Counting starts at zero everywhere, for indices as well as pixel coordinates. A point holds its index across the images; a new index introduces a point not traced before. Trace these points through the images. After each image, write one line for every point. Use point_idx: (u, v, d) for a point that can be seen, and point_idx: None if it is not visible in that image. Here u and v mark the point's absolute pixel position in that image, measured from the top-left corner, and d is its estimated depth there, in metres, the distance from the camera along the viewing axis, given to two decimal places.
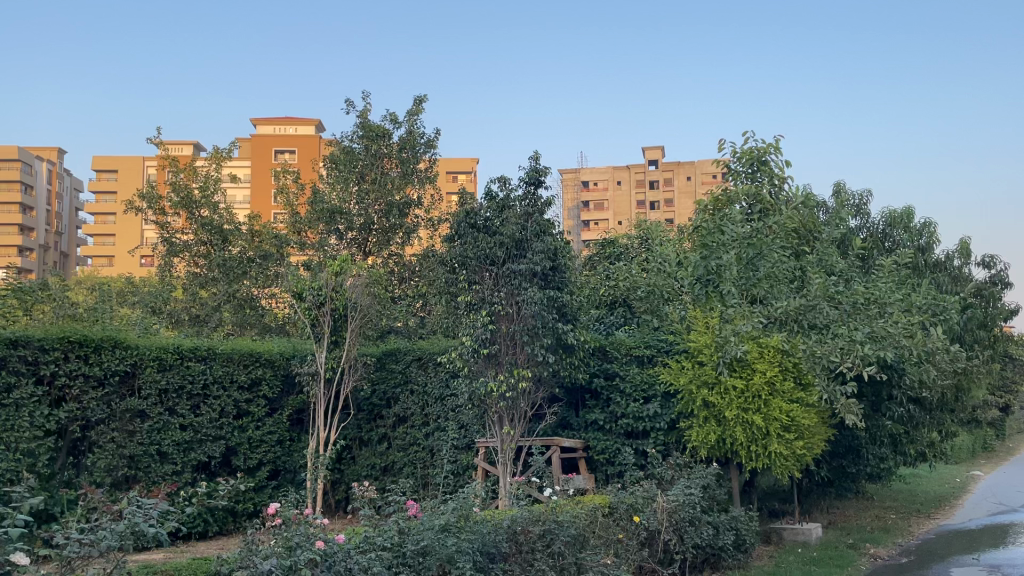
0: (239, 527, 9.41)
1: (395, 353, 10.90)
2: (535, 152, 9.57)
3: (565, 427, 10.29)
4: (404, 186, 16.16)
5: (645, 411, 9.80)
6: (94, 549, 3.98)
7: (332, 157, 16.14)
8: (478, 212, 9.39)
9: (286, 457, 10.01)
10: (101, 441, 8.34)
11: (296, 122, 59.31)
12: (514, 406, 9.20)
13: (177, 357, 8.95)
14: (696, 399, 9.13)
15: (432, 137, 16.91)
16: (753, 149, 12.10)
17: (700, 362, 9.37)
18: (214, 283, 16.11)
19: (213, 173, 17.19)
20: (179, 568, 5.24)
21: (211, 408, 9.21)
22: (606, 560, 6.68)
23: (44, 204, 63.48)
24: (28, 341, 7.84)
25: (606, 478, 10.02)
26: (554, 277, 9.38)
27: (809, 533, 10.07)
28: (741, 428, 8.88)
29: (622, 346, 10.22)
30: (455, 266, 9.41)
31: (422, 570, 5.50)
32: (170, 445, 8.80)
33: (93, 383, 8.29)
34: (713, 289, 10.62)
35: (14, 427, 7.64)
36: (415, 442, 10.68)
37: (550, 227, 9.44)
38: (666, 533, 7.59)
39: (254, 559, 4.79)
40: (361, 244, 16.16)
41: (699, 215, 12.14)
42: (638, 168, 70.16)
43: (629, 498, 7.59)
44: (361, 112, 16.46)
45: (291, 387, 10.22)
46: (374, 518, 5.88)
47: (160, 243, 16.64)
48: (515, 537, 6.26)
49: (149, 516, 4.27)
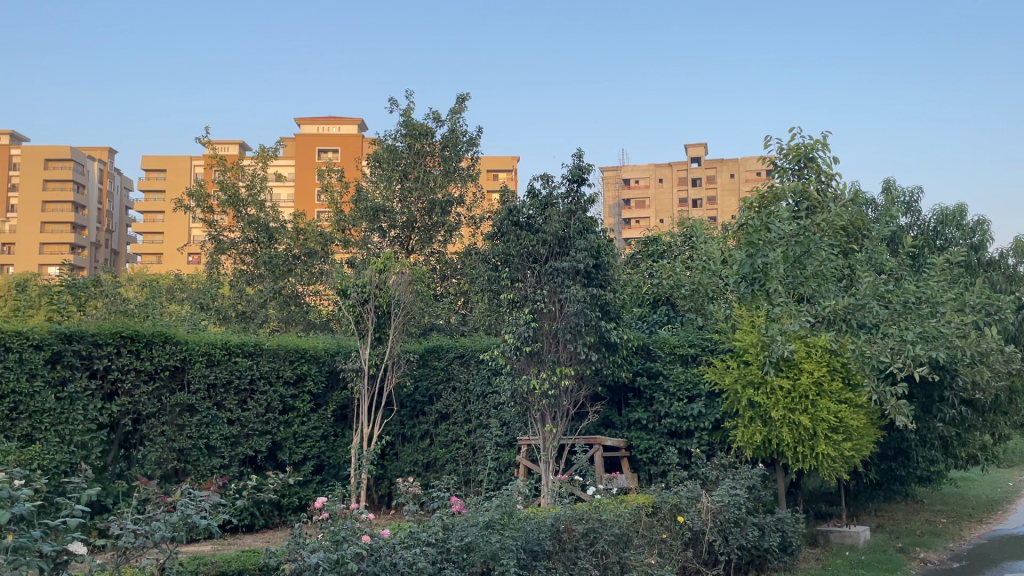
0: (284, 520, 9.58)
1: (438, 349, 10.93)
2: (578, 149, 9.55)
3: (608, 426, 10.28)
4: (446, 184, 16.22)
5: (689, 411, 9.74)
6: (148, 540, 4.06)
7: (375, 155, 16.25)
8: (521, 210, 9.40)
9: (330, 453, 10.15)
10: (151, 434, 8.49)
11: (339, 122, 59.77)
12: (557, 404, 9.18)
13: (225, 353, 9.11)
14: (741, 399, 9.06)
15: (474, 136, 16.90)
16: (800, 146, 11.90)
17: (746, 362, 9.27)
18: (260, 281, 16.37)
19: (259, 172, 17.53)
20: (228, 561, 5.31)
21: (258, 403, 9.38)
22: (649, 560, 6.64)
23: (95, 203, 65.15)
24: (82, 336, 8.02)
25: (649, 478, 9.98)
26: (597, 275, 9.33)
27: (857, 537, 9.90)
28: (787, 428, 8.76)
29: (666, 344, 10.10)
30: (498, 264, 9.42)
31: (466, 566, 5.52)
32: (218, 439, 8.96)
33: (144, 378, 8.46)
34: (759, 288, 10.48)
35: (69, 420, 7.83)
36: (457, 439, 10.72)
37: (594, 224, 9.40)
38: (710, 534, 7.51)
39: (302, 552, 4.84)
40: (404, 242, 16.20)
41: (744, 213, 11.97)
42: (680, 165, 69.55)
43: (673, 498, 7.52)
44: (405, 111, 16.54)
45: (335, 382, 10.35)
46: (419, 514, 5.97)
47: (208, 241, 16.99)
48: (558, 535, 6.20)
49: (202, 509, 4.33)
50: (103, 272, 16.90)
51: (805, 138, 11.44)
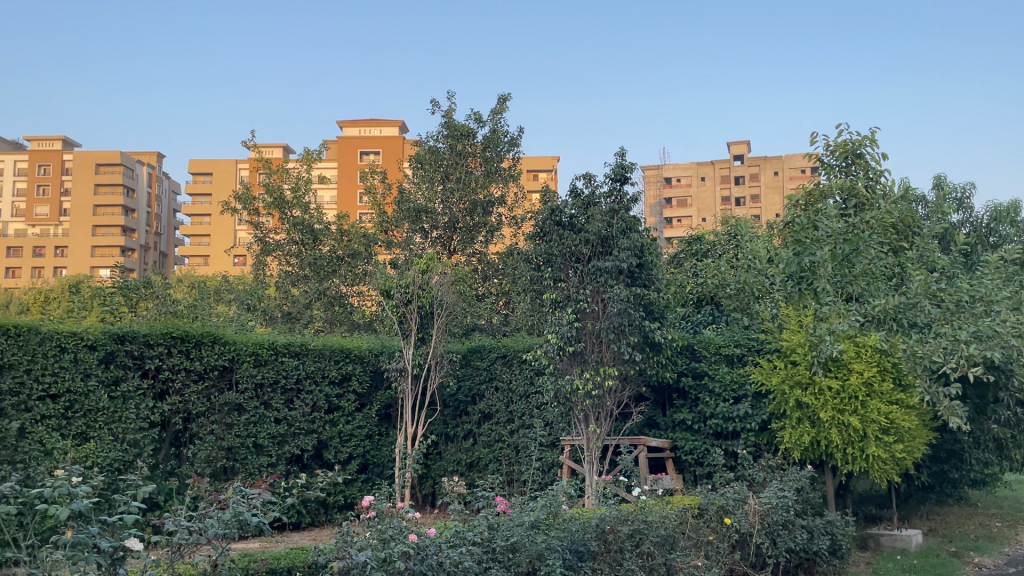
0: (330, 519, 9.68)
1: (480, 350, 10.94)
2: (620, 148, 9.51)
3: (652, 427, 10.21)
4: (488, 184, 16.23)
5: (735, 412, 9.60)
6: (201, 537, 4.14)
7: (417, 157, 16.36)
8: (563, 210, 9.37)
9: (374, 452, 10.23)
10: (201, 433, 8.65)
11: (380, 124, 60.15)
12: (600, 404, 9.14)
13: (272, 353, 9.25)
14: (789, 399, 8.92)
15: (516, 136, 16.89)
16: (847, 142, 11.69)
17: (793, 362, 9.13)
18: (305, 282, 16.56)
19: (303, 175, 17.80)
20: (278, 558, 5.37)
21: (304, 402, 9.50)
22: (696, 562, 6.59)
23: (145, 207, 66.62)
24: (134, 336, 8.19)
25: (694, 479, 9.89)
26: (640, 275, 9.27)
27: (909, 540, 9.71)
28: (837, 429, 8.60)
29: (711, 344, 10.00)
30: (541, 263, 9.41)
31: (512, 566, 5.53)
32: (266, 437, 9.09)
33: (194, 377, 8.61)
34: (807, 287, 10.36)
35: (122, 419, 7.99)
36: (500, 439, 10.73)
37: (637, 223, 9.33)
38: (758, 537, 7.42)
39: (349, 551, 4.87)
40: (446, 242, 16.25)
41: (790, 210, 11.78)
42: (723, 163, 68.85)
43: (719, 500, 7.48)
44: (446, 112, 16.61)
45: (379, 382, 10.43)
46: (464, 513, 5.99)
47: (254, 243, 17.29)
48: (604, 535, 6.17)
49: (253, 506, 4.40)
50: (154, 274, 17.28)
51: (853, 134, 11.29)
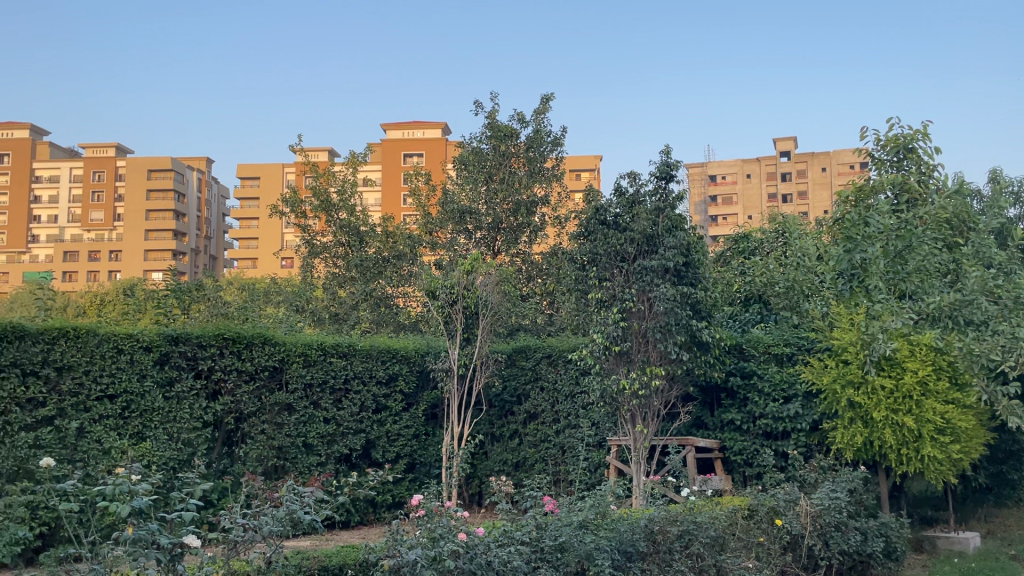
0: (378, 518, 9.79)
1: (525, 350, 10.94)
2: (665, 146, 9.43)
3: (700, 427, 10.13)
4: (531, 184, 16.22)
5: (786, 412, 9.47)
6: (257, 534, 4.22)
7: (461, 158, 16.45)
8: (608, 209, 9.31)
9: (421, 451, 10.31)
10: (253, 432, 8.80)
11: (424, 126, 60.51)
12: (647, 404, 9.07)
13: (322, 353, 9.39)
14: (841, 399, 8.75)
15: (559, 136, 16.86)
16: (898, 136, 11.46)
17: (845, 362, 8.97)
18: (352, 283, 16.73)
19: (349, 177, 18.00)
20: (330, 556, 5.42)
21: (352, 402, 9.64)
22: (747, 564, 6.54)
23: (195, 211, 68.05)
24: (187, 338, 8.35)
25: (744, 480, 9.77)
26: (687, 274, 9.17)
27: (966, 543, 9.49)
28: (890, 430, 8.41)
29: (760, 343, 9.88)
30: (586, 263, 9.39)
31: (560, 565, 5.52)
32: (315, 437, 9.24)
33: (245, 378, 8.76)
34: (858, 284, 10.18)
35: (177, 418, 8.16)
36: (546, 439, 10.71)
37: (683, 222, 9.24)
38: (810, 538, 7.30)
39: (400, 549, 4.90)
40: (490, 243, 16.29)
41: (839, 206, 11.57)
42: (769, 160, 67.99)
43: (770, 501, 7.38)
44: (489, 112, 16.65)
45: (426, 382, 10.51)
46: (512, 512, 5.98)
47: (302, 245, 17.56)
48: (652, 536, 6.14)
49: (306, 504, 4.47)
50: (206, 276, 17.63)
51: (904, 128, 11.76)
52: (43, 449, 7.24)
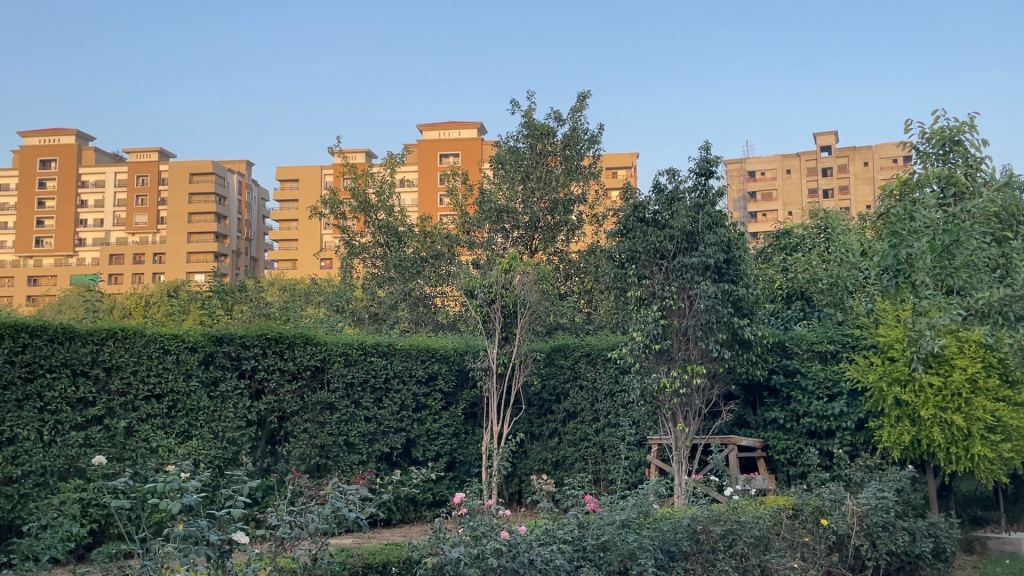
0: (419, 516, 9.84)
1: (564, 349, 10.91)
2: (705, 142, 9.34)
3: (742, 426, 10.00)
4: (568, 182, 16.18)
5: (830, 410, 9.32)
6: (303, 531, 4.27)
7: (498, 157, 16.48)
8: (647, 206, 9.25)
9: (461, 450, 10.34)
10: (296, 431, 8.91)
11: (460, 126, 60.71)
12: (689, 402, 8.98)
13: (362, 353, 9.48)
14: (887, 397, 8.58)
15: (596, 133, 16.79)
16: (944, 129, 11.23)
17: (891, 359, 8.80)
18: (391, 283, 16.84)
19: (387, 178, 18.11)
20: (374, 553, 5.45)
21: (393, 401, 9.71)
22: (793, 564, 6.44)
23: (236, 214, 69.09)
24: (231, 338, 8.47)
25: (788, 480, 9.65)
26: (728, 270, 9.05)
27: (1019, 545, 9.23)
28: (939, 428, 8.23)
29: (803, 341, 9.73)
30: (625, 261, 9.35)
31: (603, 565, 5.51)
32: (357, 436, 9.33)
33: (288, 377, 8.88)
34: (904, 280, 9.99)
35: (221, 417, 8.28)
36: (586, 438, 10.67)
37: (723, 218, 9.11)
38: (857, 538, 7.18)
39: (443, 546, 4.92)
40: (527, 242, 16.28)
41: (884, 201, 11.37)
42: (809, 154, 67.02)
43: (815, 501, 7.28)
44: (526, 111, 16.63)
45: (464, 380, 10.54)
46: (553, 511, 5.95)
47: (342, 246, 17.73)
48: (695, 536, 6.08)
49: (351, 502, 4.53)
50: (248, 277, 17.88)
51: (947, 120, 12.09)
52: (92, 448, 7.39)
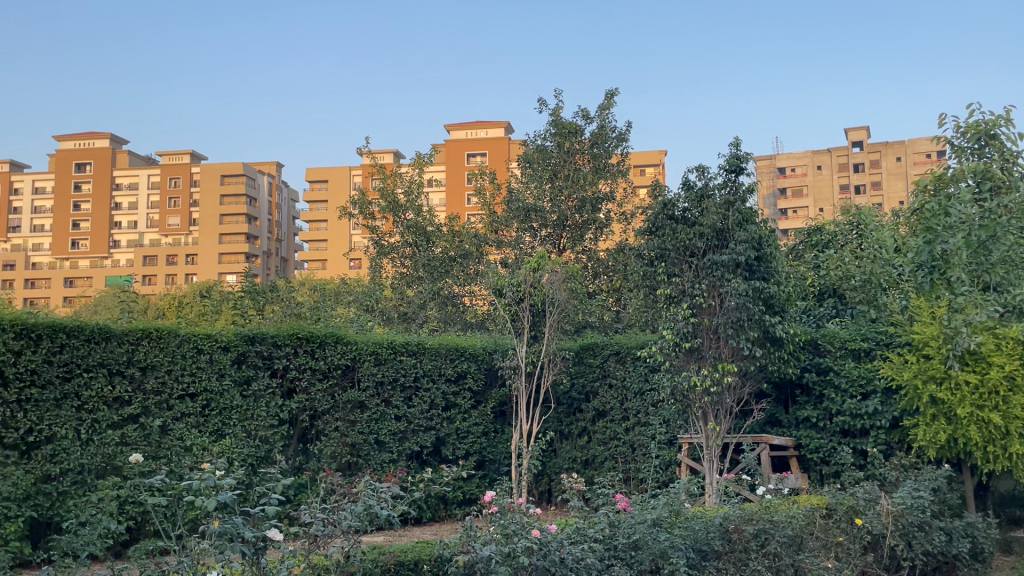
0: (450, 514, 9.88)
1: (593, 347, 10.88)
2: (735, 139, 9.26)
3: (774, 424, 9.92)
4: (596, 180, 16.13)
5: (864, 409, 9.22)
6: (336, 528, 4.31)
7: (525, 156, 16.48)
8: (676, 203, 9.20)
9: (491, 448, 10.36)
10: (327, 429, 8.97)
11: (487, 126, 60.88)
12: (719, 401, 8.92)
13: (391, 352, 9.53)
14: (923, 395, 8.47)
15: (624, 131, 16.72)
16: (979, 122, 11.04)
17: (926, 356, 8.67)
18: (419, 283, 16.90)
19: (415, 178, 18.18)
20: (405, 551, 5.48)
21: (423, 399, 9.76)
22: (826, 564, 6.38)
23: (266, 215, 69.81)
24: (263, 338, 8.57)
25: (821, 478, 9.55)
26: (759, 268, 8.97)
27: None
28: (976, 426, 8.10)
29: (836, 339, 9.62)
30: (654, 259, 9.31)
31: (634, 564, 5.49)
32: (387, 434, 9.39)
33: (319, 376, 8.95)
34: (939, 276, 9.83)
35: (254, 416, 8.37)
36: (616, 437, 10.63)
37: (753, 215, 9.03)
38: (892, 538, 7.09)
39: (473, 544, 4.94)
40: (556, 241, 16.27)
41: (918, 196, 11.20)
42: (840, 150, 66.16)
43: (848, 500, 7.20)
44: (553, 110, 16.61)
45: (493, 379, 10.55)
46: (584, 510, 5.94)
47: (371, 246, 17.83)
48: (727, 535, 6.04)
49: (382, 499, 4.57)
50: (278, 278, 18.05)
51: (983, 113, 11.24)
52: (129, 446, 7.51)
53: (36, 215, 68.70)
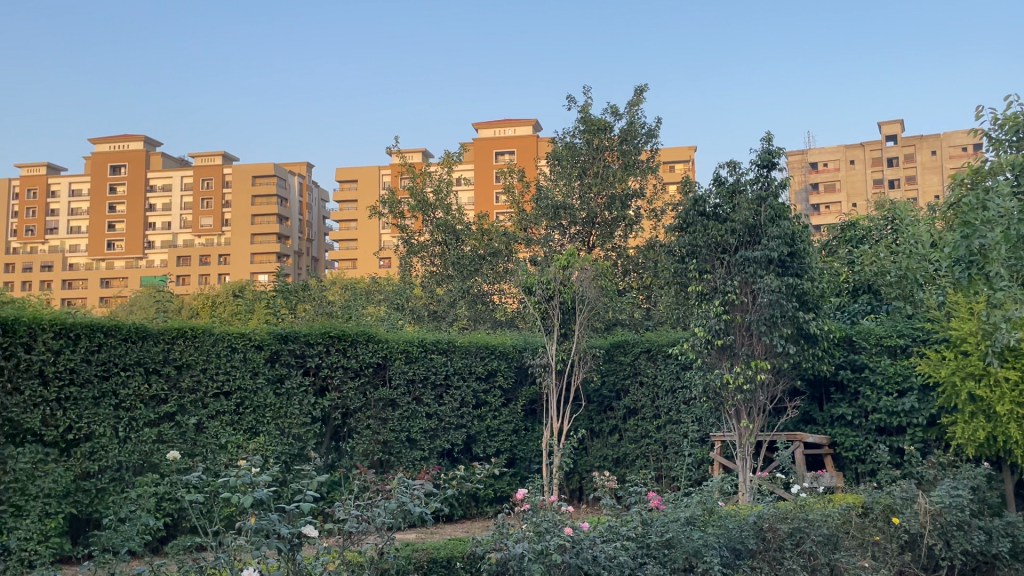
0: (481, 512, 9.88)
1: (623, 345, 10.84)
2: (767, 133, 9.16)
3: (809, 422, 9.82)
4: (626, 177, 16.05)
5: (900, 406, 9.10)
6: (370, 525, 4.35)
7: (554, 154, 16.46)
8: (707, 199, 9.13)
9: (521, 446, 10.35)
10: (359, 427, 9.03)
11: (514, 123, 61.36)
12: (753, 399, 8.85)
13: (422, 351, 9.58)
14: (961, 392, 8.32)
15: (654, 127, 16.63)
16: (1017, 114, 10.83)
17: (965, 353, 8.52)
18: (449, 281, 16.97)
19: (444, 177, 18.24)
20: (438, 548, 5.50)
21: (453, 398, 9.79)
22: (862, 563, 6.30)
23: (296, 215, 70.41)
24: (296, 336, 8.65)
25: (856, 477, 9.41)
26: (792, 264, 8.88)
27: None
28: (1016, 424, 7.94)
29: (871, 335, 9.50)
30: (685, 256, 9.25)
31: (668, 562, 5.46)
32: (419, 432, 9.44)
33: (351, 374, 9.01)
34: (977, 271, 9.65)
35: (287, 414, 8.45)
36: (648, 435, 10.58)
37: (787, 210, 8.93)
38: (930, 538, 6.98)
39: (507, 542, 4.96)
40: (585, 238, 16.25)
41: (954, 190, 11.02)
42: (873, 144, 65.22)
43: (885, 498, 7.16)
44: (582, 107, 16.57)
45: (524, 377, 10.55)
46: (616, 508, 5.91)
47: (401, 245, 17.91)
48: (761, 534, 5.98)
49: (415, 496, 4.60)
50: (310, 277, 18.21)
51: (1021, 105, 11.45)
52: (166, 444, 7.62)
53: (73, 217, 69.95)
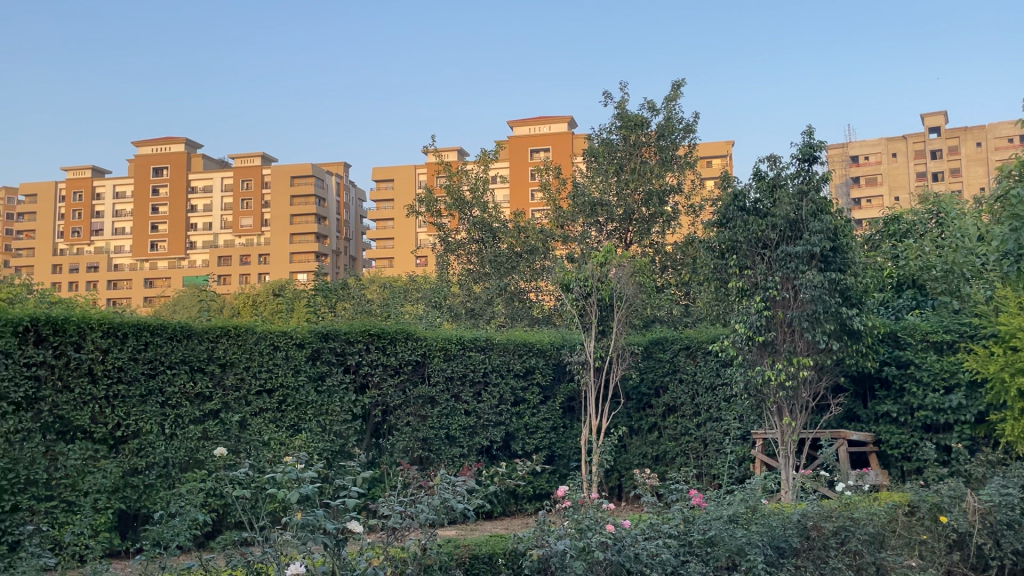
0: (520, 509, 9.92)
1: (662, 342, 10.77)
2: (808, 126, 9.04)
3: (853, 419, 9.67)
4: (663, 173, 15.95)
5: (947, 403, 8.94)
6: (413, 521, 4.39)
7: (591, 151, 16.41)
8: (747, 194, 9.03)
9: (560, 443, 10.35)
10: (399, 424, 9.11)
11: (550, 121, 61.14)
12: (795, 396, 8.75)
13: (460, 348, 9.61)
14: (1010, 389, 8.14)
15: (691, 122, 16.49)
16: None
17: (1014, 349, 8.31)
18: (486, 279, 17.02)
19: (480, 174, 18.27)
20: (479, 544, 5.52)
21: (492, 395, 9.81)
22: (909, 563, 6.21)
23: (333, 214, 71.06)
24: (337, 334, 8.74)
25: (902, 475, 9.25)
26: (835, 259, 8.74)
27: None
28: None
29: (917, 331, 9.33)
30: (725, 251, 9.16)
31: (710, 560, 5.43)
32: (457, 429, 9.48)
33: (391, 372, 9.08)
34: None
35: (329, 411, 8.54)
36: (687, 432, 10.53)
37: (829, 205, 8.79)
38: (979, 537, 6.77)
39: (548, 539, 4.98)
40: (622, 235, 16.18)
41: (1001, 182, 10.77)
42: (915, 136, 64.03)
43: (933, 497, 7.03)
44: (618, 102, 16.49)
45: (562, 374, 10.55)
46: (658, 505, 5.89)
47: (438, 243, 17.98)
48: (806, 532, 5.92)
49: (458, 493, 4.62)
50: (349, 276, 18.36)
51: None
52: (211, 440, 7.75)
53: (117, 219, 71.32)
